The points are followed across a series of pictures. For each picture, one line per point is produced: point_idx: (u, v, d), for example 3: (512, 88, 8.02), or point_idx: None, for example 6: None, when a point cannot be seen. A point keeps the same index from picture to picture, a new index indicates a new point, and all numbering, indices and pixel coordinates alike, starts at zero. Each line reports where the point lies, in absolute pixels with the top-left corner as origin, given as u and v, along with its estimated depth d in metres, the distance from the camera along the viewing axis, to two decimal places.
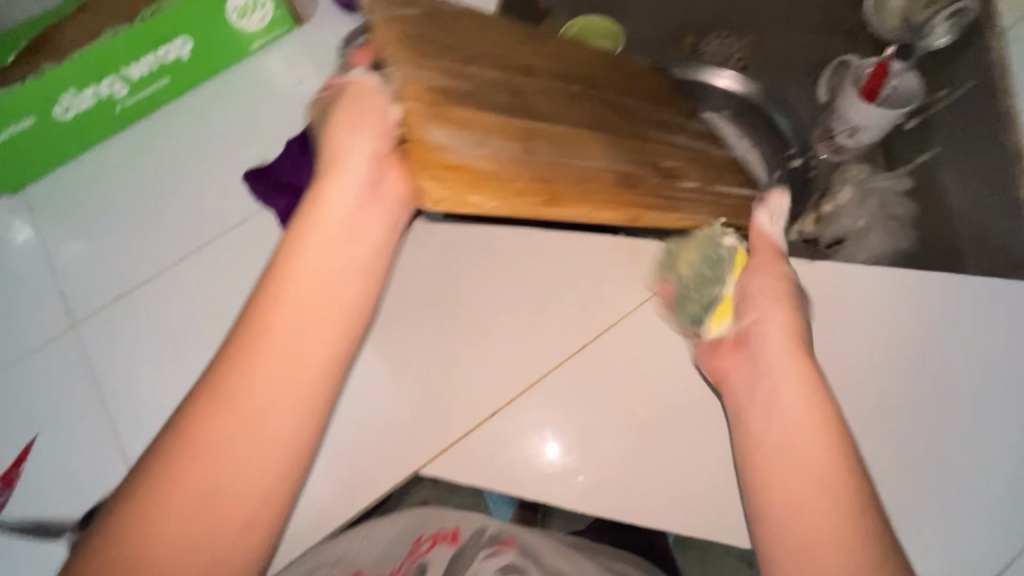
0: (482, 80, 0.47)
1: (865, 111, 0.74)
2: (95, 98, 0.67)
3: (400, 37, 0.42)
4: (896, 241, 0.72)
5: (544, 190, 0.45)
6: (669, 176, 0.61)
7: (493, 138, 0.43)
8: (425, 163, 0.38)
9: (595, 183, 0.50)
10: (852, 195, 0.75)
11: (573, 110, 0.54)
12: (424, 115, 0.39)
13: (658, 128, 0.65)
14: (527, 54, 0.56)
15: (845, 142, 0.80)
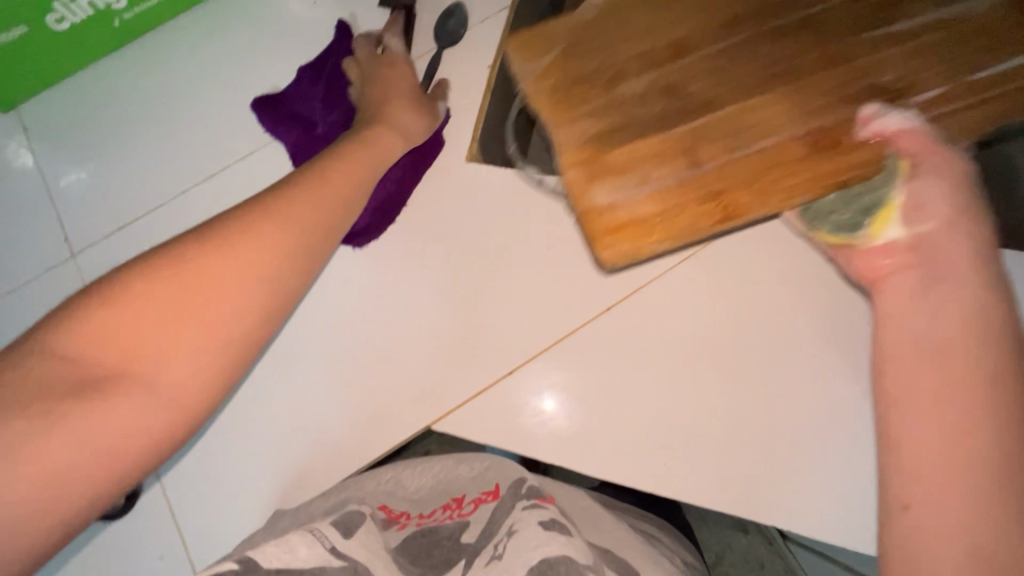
0: (633, 98, 0.53)
1: None
2: (91, 9, 0.61)
3: (548, 101, 0.55)
4: None
5: (719, 207, 0.50)
6: (912, 87, 0.50)
7: (658, 171, 0.51)
8: (600, 234, 0.52)
9: (783, 164, 0.50)
10: None
11: (705, 89, 0.52)
12: (586, 179, 0.53)
13: (877, 18, 0.52)
14: (675, 18, 0.54)
15: None
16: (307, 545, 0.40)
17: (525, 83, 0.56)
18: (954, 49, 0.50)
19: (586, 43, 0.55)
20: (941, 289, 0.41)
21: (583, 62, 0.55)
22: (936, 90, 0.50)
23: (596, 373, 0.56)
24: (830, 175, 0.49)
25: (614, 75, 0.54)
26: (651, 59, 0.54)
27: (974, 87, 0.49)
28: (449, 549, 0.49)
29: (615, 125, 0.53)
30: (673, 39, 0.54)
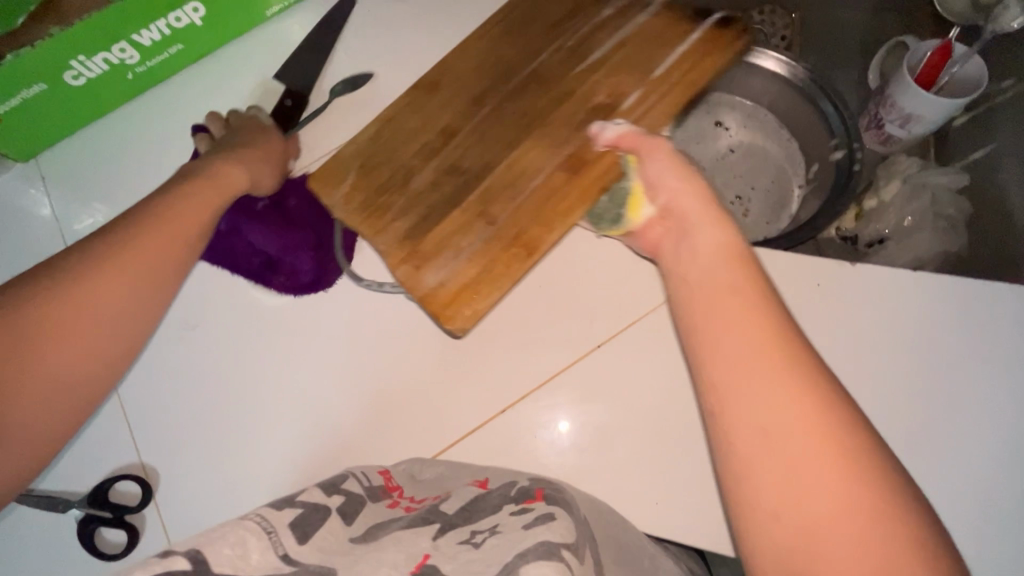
0: (423, 191, 0.58)
1: (922, 100, 0.68)
2: (106, 64, 0.65)
3: (357, 216, 0.59)
4: (943, 243, 0.67)
5: (520, 244, 0.55)
6: (620, 97, 0.57)
7: (462, 237, 0.56)
8: (439, 311, 0.54)
9: (556, 193, 0.55)
10: (899, 190, 0.70)
11: (478, 157, 0.58)
12: (416, 266, 0.56)
13: (577, 54, 0.59)
14: (434, 108, 0.60)
15: (895, 131, 0.74)
16: (258, 550, 0.34)
17: (337, 214, 0.59)
18: (643, 54, 0.58)
19: (380, 151, 0.60)
20: (688, 234, 0.47)
21: (374, 174, 0.59)
22: (635, 94, 0.57)
23: (585, 408, 0.58)
24: (592, 188, 0.55)
25: (406, 174, 0.59)
26: (429, 153, 0.59)
27: (677, 84, 0.57)
28: (428, 512, 0.45)
29: (422, 214, 0.57)
30: (442, 127, 0.59)
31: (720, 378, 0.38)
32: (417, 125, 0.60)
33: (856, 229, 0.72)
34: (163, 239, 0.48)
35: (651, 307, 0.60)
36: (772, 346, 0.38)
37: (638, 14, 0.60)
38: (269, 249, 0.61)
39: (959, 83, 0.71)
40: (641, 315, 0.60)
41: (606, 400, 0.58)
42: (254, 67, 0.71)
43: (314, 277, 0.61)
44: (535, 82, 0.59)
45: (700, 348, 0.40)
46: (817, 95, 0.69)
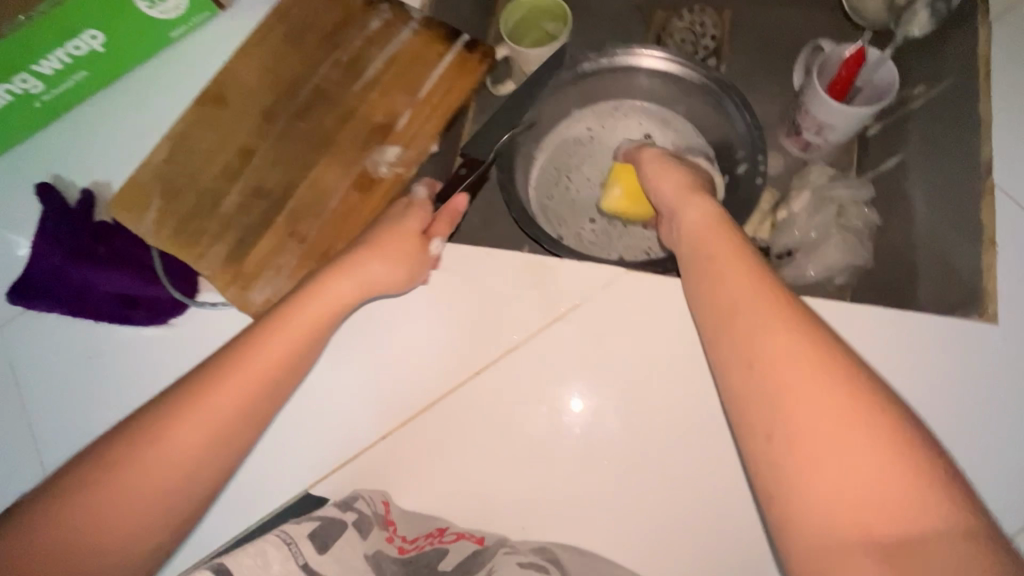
0: (234, 212, 0.61)
1: (834, 109, 0.67)
2: (9, 95, 0.64)
3: (176, 243, 0.61)
4: (853, 256, 0.66)
5: (330, 260, 0.59)
6: (395, 116, 0.63)
7: (280, 254, 0.59)
8: (270, 322, 0.57)
9: (352, 210, 0.60)
10: (808, 201, 0.69)
11: (279, 179, 0.62)
12: (242, 285, 0.58)
13: (349, 72, 0.65)
14: (244, 129, 0.64)
15: (813, 139, 0.73)
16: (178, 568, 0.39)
17: (152, 243, 0.61)
18: (406, 73, 0.64)
19: (175, 174, 0.63)
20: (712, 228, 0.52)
21: (182, 199, 0.62)
22: (408, 111, 0.63)
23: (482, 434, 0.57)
24: (383, 203, 0.60)
25: (214, 198, 0.62)
26: (228, 175, 0.63)
27: (420, 99, 0.63)
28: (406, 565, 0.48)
29: (238, 238, 0.60)
30: (239, 145, 0.64)
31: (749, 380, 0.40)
32: (214, 147, 0.64)
33: (769, 241, 0.71)
34: (295, 329, 0.50)
35: (542, 324, 0.58)
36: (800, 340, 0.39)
37: (398, 30, 0.66)
38: (125, 288, 0.61)
39: (874, 87, 0.69)
40: (533, 331, 0.58)
41: (497, 425, 0.57)
42: (159, 86, 0.70)
43: (170, 307, 0.61)
44: (321, 99, 0.64)
45: (727, 355, 0.42)
46: (725, 105, 0.70)
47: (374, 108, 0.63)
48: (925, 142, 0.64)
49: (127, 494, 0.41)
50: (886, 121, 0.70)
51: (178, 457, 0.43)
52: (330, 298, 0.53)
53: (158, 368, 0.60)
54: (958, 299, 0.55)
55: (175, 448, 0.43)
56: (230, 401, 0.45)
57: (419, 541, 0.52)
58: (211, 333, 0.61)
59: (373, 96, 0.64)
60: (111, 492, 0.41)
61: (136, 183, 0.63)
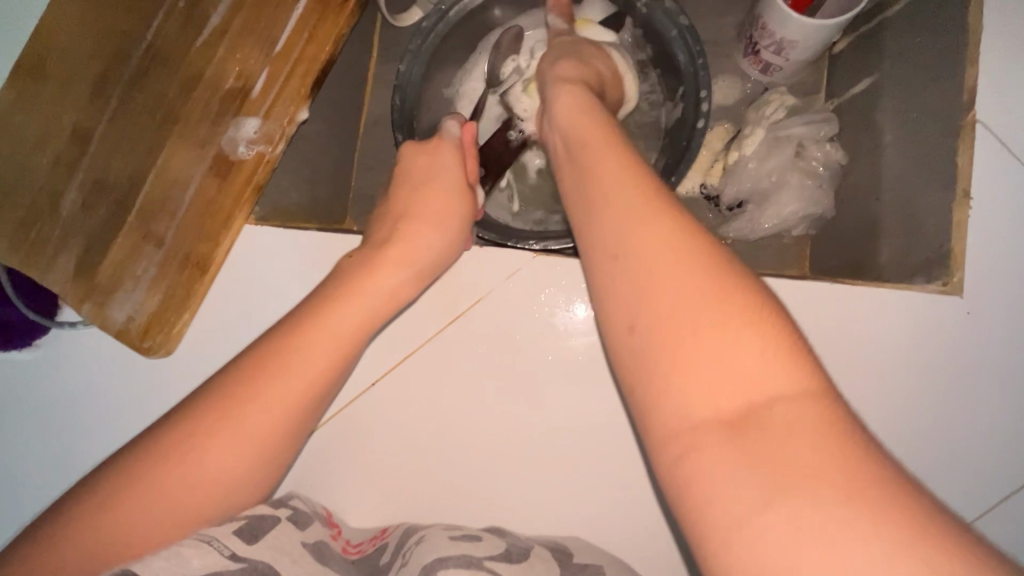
0: (76, 213, 0.52)
1: (795, 24, 0.55)
2: None
3: (16, 256, 0.52)
4: (808, 204, 0.58)
5: (192, 264, 0.50)
6: (250, 78, 0.51)
7: (137, 262, 0.51)
8: (135, 341, 0.50)
9: (212, 203, 0.51)
10: (760, 141, 0.59)
11: (123, 168, 0.52)
12: (99, 301, 0.51)
13: (188, 22, 0.52)
14: (72, 108, 0.53)
15: (773, 60, 0.61)
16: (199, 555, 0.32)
17: None
18: (258, 19, 0.51)
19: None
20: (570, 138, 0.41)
21: (13, 201, 0.52)
22: (264, 71, 0.51)
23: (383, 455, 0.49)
24: (246, 190, 0.51)
25: (51, 199, 0.52)
26: (66, 167, 0.52)
27: (280, 53, 0.51)
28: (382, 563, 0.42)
29: (87, 245, 0.51)
30: (70, 129, 0.53)
31: (623, 279, 0.31)
32: (42, 133, 0.53)
33: (718, 188, 0.62)
34: (341, 320, 0.40)
35: (444, 324, 0.50)
36: (678, 243, 0.30)
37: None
38: None
39: None
40: (433, 334, 0.50)
41: (403, 435, 0.49)
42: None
43: (22, 330, 0.53)
44: (159, 63, 0.52)
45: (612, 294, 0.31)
46: (661, 25, 0.57)
47: (222, 70, 0.51)
48: (901, 60, 0.52)
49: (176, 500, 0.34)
50: (859, 31, 0.58)
51: (229, 457, 0.35)
52: (368, 283, 0.43)
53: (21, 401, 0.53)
54: (923, 259, 0.47)
55: (212, 461, 0.35)
56: (276, 397, 0.36)
57: (363, 544, 0.46)
58: (75, 356, 0.53)
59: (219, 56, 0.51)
60: (168, 488, 0.34)
61: None
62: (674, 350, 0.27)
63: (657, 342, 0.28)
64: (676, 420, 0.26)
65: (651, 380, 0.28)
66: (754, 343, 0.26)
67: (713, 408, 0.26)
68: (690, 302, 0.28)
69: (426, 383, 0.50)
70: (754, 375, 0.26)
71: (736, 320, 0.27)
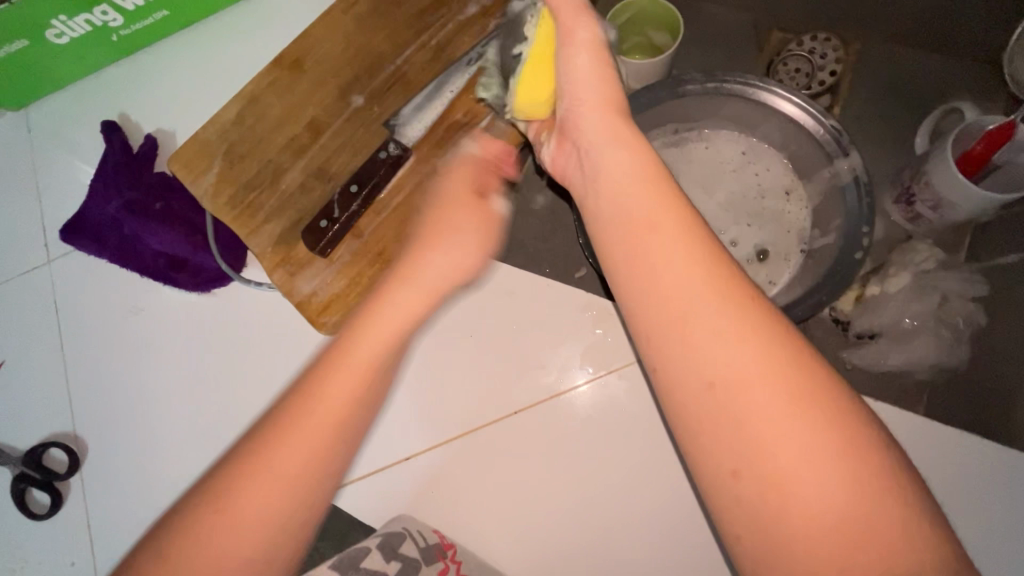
0: (291, 190, 0.58)
1: (961, 189, 0.60)
2: (88, 26, 0.61)
3: (231, 213, 0.59)
4: (941, 354, 0.61)
5: (382, 260, 0.56)
6: (476, 118, 0.58)
7: (336, 247, 0.56)
8: (314, 315, 0.55)
9: (415, 215, 0.57)
10: (905, 286, 0.63)
11: (345, 163, 0.58)
12: (291, 272, 0.56)
13: (437, 61, 0.60)
14: (316, 103, 0.61)
15: (926, 213, 0.66)
16: None
17: (207, 207, 0.59)
18: None
19: (239, 138, 0.60)
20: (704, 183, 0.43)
21: (242, 166, 0.60)
22: (489, 115, 0.58)
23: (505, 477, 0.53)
24: None
25: (275, 172, 0.59)
26: (297, 150, 0.60)
27: (507, 104, 0.58)
28: None
29: (294, 220, 0.58)
30: (308, 120, 0.60)
31: (702, 371, 0.33)
32: (282, 117, 0.61)
33: (851, 315, 0.64)
34: (379, 335, 0.42)
35: (592, 376, 0.54)
36: (735, 328, 0.33)
37: (495, 21, 0.60)
38: (175, 250, 0.60)
39: (1017, 171, 0.61)
40: (580, 381, 0.54)
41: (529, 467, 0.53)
42: (238, 35, 0.66)
43: (213, 276, 0.59)
44: (401, 86, 0.60)
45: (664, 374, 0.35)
46: (839, 164, 0.62)
47: (452, 106, 0.58)
48: None
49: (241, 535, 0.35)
50: None
51: (266, 496, 0.36)
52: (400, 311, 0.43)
53: (193, 338, 0.59)
54: None
55: (262, 487, 0.36)
56: (325, 414, 0.38)
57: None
58: (251, 312, 0.59)
59: (452, 93, 0.58)
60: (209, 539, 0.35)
61: (199, 141, 0.60)
62: (773, 448, 0.31)
63: (741, 423, 0.32)
64: (775, 494, 0.30)
65: (757, 493, 0.31)
66: (850, 453, 0.30)
67: (834, 515, 0.30)
68: (777, 401, 0.31)
69: (564, 420, 0.54)
70: (795, 469, 0.31)
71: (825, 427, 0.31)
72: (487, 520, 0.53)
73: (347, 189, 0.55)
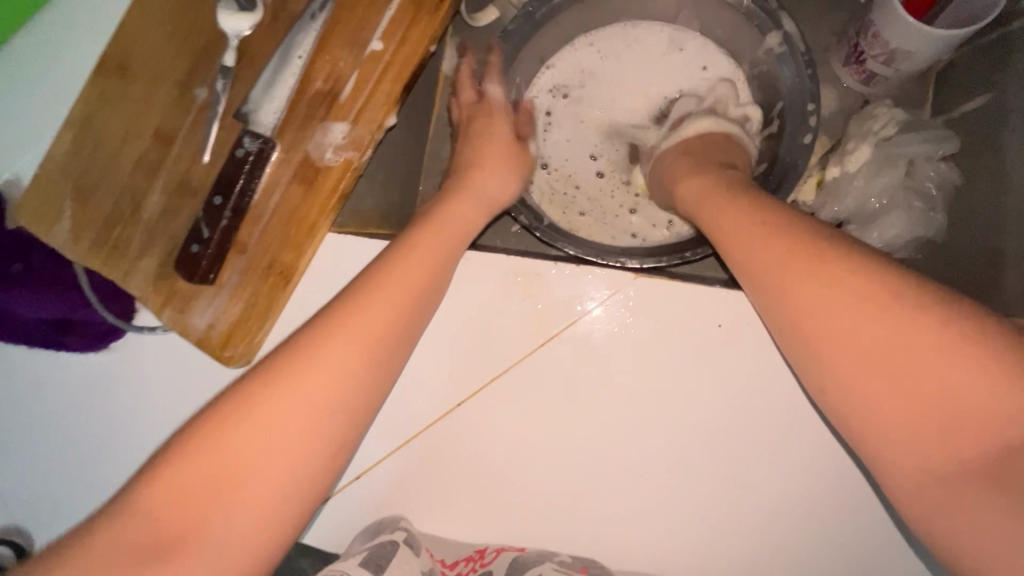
0: (157, 217, 0.51)
1: (913, 32, 0.51)
2: None
3: (98, 256, 0.51)
4: (917, 229, 0.54)
5: (273, 274, 0.49)
6: (339, 82, 0.49)
7: (220, 270, 0.49)
8: (217, 350, 0.49)
9: (296, 213, 0.49)
10: (869, 160, 0.55)
11: (205, 172, 0.50)
12: (179, 309, 0.50)
13: (276, 23, 0.50)
14: (156, 109, 0.52)
15: (879, 69, 0.57)
16: None
17: (72, 257, 0.52)
18: (349, 20, 0.49)
19: (83, 170, 0.52)
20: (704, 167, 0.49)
21: (95, 202, 0.52)
22: (353, 75, 0.49)
23: (467, 474, 0.47)
24: (329, 201, 0.49)
25: (134, 200, 0.51)
26: (151, 168, 0.51)
27: (370, 56, 0.49)
28: None
29: (168, 250, 0.50)
30: (154, 131, 0.51)
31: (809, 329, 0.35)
32: (126, 135, 0.52)
33: (815, 206, 0.58)
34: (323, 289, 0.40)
35: (534, 347, 0.46)
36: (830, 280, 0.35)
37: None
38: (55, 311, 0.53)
39: None
40: (523, 356, 0.47)
41: (488, 456, 0.47)
42: (47, 62, 0.55)
43: (105, 330, 0.53)
44: (245, 65, 0.50)
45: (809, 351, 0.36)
46: (773, 38, 0.53)
47: (306, 73, 0.49)
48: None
49: (266, 498, 0.32)
50: (980, 41, 0.54)
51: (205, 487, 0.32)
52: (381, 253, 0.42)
53: (106, 400, 0.54)
54: None
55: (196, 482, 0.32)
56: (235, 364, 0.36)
57: (459, 566, 0.46)
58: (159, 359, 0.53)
59: (302, 57, 0.49)
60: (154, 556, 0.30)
61: (39, 185, 0.52)
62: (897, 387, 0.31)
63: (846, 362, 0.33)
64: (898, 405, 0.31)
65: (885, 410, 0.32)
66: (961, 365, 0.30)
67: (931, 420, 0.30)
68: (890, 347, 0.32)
69: (520, 398, 0.47)
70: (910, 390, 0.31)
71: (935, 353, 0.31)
72: (460, 523, 0.47)
73: (211, 203, 0.48)
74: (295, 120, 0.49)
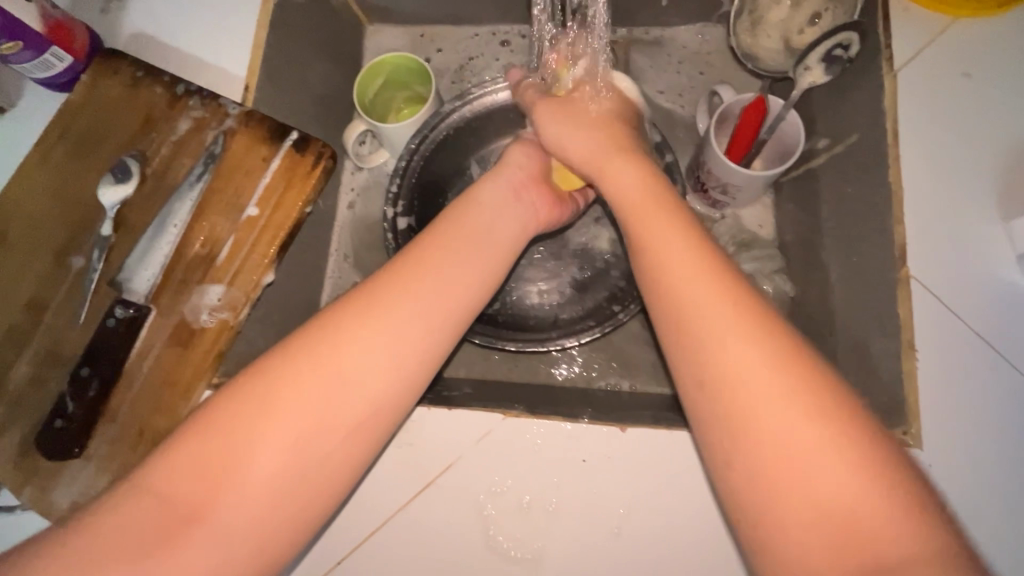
0: (24, 387, 0.50)
1: (734, 172, 0.58)
2: None
3: None
4: None
5: (143, 440, 0.48)
6: (216, 246, 0.51)
7: (89, 438, 0.48)
8: None
9: (169, 378, 0.49)
10: None
11: (79, 340, 0.50)
12: (42, 485, 0.47)
13: (156, 193, 0.53)
14: (31, 276, 0.52)
15: (721, 198, 0.64)
16: None
17: None
18: (227, 188, 0.53)
19: None
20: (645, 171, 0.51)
21: None
22: (229, 240, 0.52)
23: None
24: (204, 361, 0.49)
25: None
26: (23, 337, 0.51)
27: (247, 218, 0.52)
28: None
29: (33, 421, 0.49)
30: (27, 298, 0.52)
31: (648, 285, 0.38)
32: None
33: None
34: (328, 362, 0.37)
35: (411, 496, 0.47)
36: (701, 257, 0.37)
37: (211, 132, 0.54)
38: None
39: (780, 141, 0.61)
40: (399, 507, 0.47)
41: None
42: None
43: None
44: (122, 234, 0.52)
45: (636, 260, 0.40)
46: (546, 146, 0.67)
47: (183, 240, 0.51)
48: (838, 202, 0.56)
49: (251, 491, 0.34)
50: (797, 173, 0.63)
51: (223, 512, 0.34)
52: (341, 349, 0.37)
53: None
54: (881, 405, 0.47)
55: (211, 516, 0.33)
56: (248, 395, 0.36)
57: None
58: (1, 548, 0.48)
59: (179, 226, 0.51)
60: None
61: None
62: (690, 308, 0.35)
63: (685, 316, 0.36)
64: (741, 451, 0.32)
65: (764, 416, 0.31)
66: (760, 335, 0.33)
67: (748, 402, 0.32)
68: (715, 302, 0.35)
69: (402, 546, 0.46)
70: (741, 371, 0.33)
71: (864, 470, 0.29)
72: None
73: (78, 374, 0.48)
74: (172, 285, 0.50)
